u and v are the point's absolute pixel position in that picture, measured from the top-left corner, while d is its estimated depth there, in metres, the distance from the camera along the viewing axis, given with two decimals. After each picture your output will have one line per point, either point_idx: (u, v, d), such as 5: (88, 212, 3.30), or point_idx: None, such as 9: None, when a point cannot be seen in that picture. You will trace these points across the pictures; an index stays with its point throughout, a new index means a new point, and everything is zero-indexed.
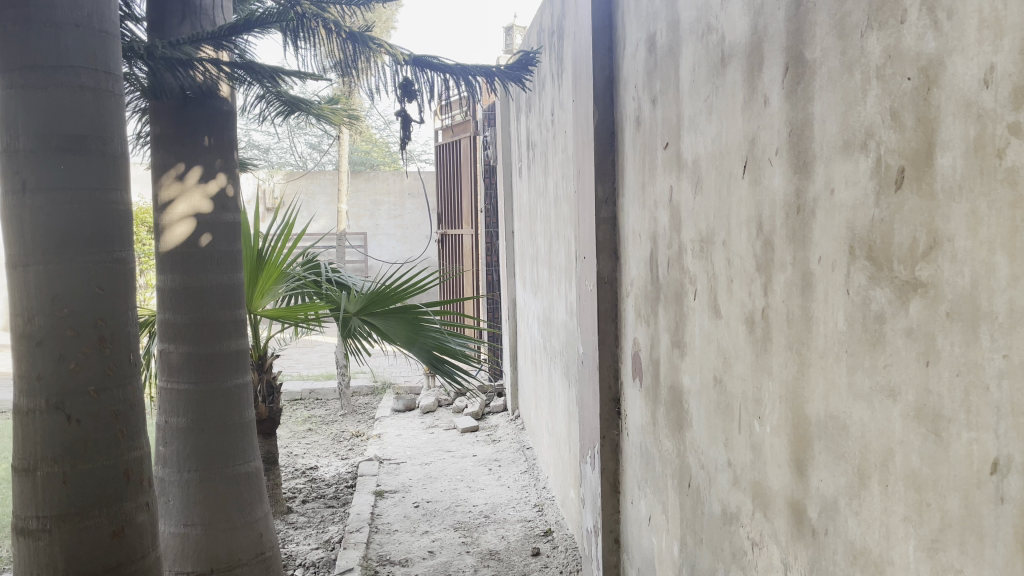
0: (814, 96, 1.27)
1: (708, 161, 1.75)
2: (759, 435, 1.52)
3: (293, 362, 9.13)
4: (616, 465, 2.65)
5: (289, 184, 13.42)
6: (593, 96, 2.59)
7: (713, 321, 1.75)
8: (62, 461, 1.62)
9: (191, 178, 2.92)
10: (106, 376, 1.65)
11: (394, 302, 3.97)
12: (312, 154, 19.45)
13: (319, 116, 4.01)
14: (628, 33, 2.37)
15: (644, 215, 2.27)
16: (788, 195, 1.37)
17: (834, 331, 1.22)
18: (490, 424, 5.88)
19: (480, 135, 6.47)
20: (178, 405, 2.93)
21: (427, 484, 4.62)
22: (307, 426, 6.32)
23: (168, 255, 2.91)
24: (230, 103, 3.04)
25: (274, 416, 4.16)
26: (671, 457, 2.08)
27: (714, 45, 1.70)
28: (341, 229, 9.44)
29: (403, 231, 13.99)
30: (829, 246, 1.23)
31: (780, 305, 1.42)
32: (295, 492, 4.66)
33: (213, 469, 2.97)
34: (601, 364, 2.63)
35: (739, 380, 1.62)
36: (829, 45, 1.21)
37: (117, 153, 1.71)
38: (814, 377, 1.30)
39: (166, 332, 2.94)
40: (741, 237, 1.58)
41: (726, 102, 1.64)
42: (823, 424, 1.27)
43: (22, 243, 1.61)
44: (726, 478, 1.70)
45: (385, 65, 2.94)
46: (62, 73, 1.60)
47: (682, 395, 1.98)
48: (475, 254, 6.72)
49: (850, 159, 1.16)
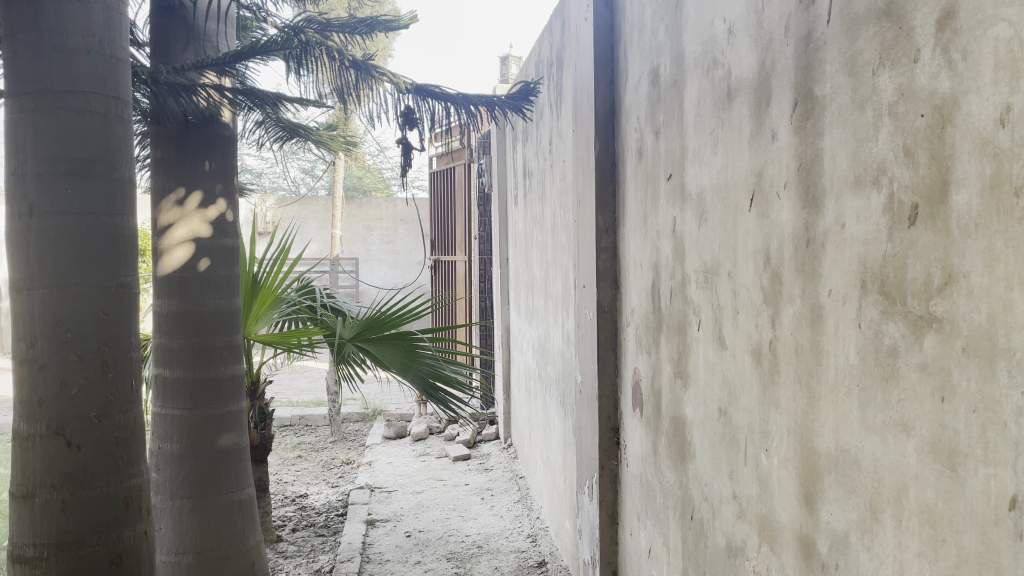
0: (824, 131, 1.28)
1: (713, 194, 1.77)
2: (766, 467, 1.52)
3: (284, 389, 9.08)
4: (614, 496, 2.63)
5: (281, 208, 13.43)
6: (595, 127, 2.61)
7: (718, 351, 1.76)
8: (62, 488, 1.60)
9: (191, 203, 2.92)
10: (108, 402, 1.64)
11: (389, 328, 3.95)
12: (305, 179, 19.50)
13: (318, 142, 4.02)
14: (630, 65, 2.40)
15: (646, 246, 2.28)
16: (797, 228, 1.38)
17: (846, 365, 1.23)
18: (481, 452, 5.84)
19: (475, 163, 6.50)
20: (172, 430, 2.91)
21: (419, 513, 4.58)
22: (297, 453, 6.27)
23: (166, 278, 2.89)
24: (231, 129, 3.05)
25: (266, 443, 4.12)
26: (673, 489, 2.07)
27: (720, 80, 1.72)
28: (334, 254, 9.45)
29: (395, 256, 14.00)
30: (840, 279, 1.24)
31: (789, 337, 1.42)
32: (285, 520, 4.61)
33: (206, 497, 2.93)
34: (600, 395, 2.63)
35: (745, 412, 1.62)
36: (840, 82, 1.23)
37: (125, 177, 1.71)
38: (824, 411, 1.30)
39: (161, 357, 2.92)
40: (748, 268, 1.59)
41: (732, 136, 1.66)
42: (834, 458, 1.27)
43: (27, 267, 1.60)
44: (731, 511, 1.69)
45: (388, 92, 2.96)
46: (73, 98, 1.60)
47: (685, 426, 1.98)
48: (468, 281, 6.73)
49: (861, 195, 1.18)
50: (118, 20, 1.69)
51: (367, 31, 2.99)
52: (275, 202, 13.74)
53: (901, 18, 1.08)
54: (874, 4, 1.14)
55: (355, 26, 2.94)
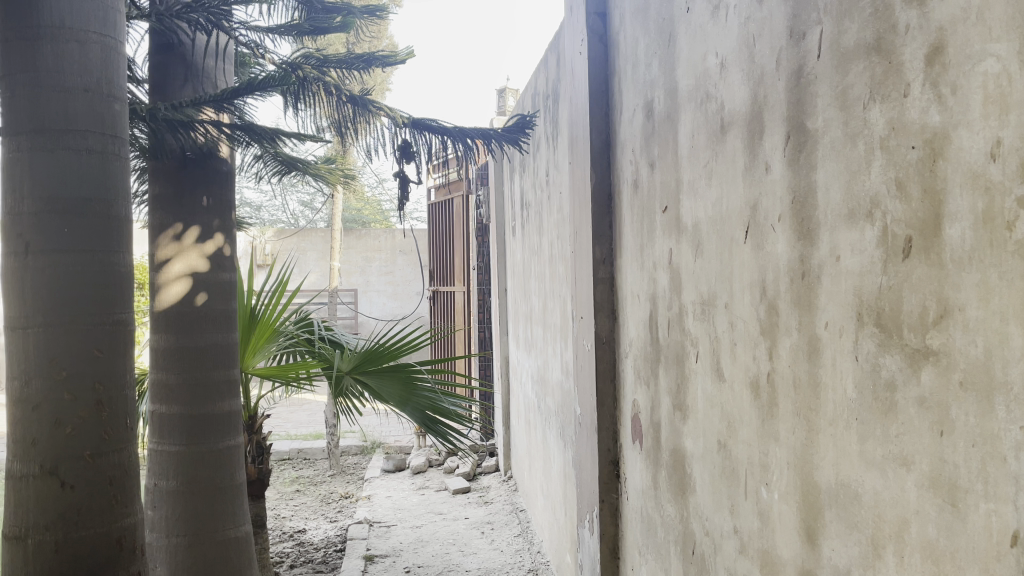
0: (817, 164, 1.29)
1: (708, 225, 1.77)
2: (767, 501, 1.51)
3: (281, 422, 9.03)
4: (615, 530, 2.60)
5: (280, 240, 13.47)
6: (590, 159, 2.62)
7: (717, 384, 1.75)
8: (55, 529, 1.58)
9: (189, 238, 2.92)
10: (102, 441, 1.62)
11: (388, 360, 3.93)
12: (304, 212, 19.55)
13: (316, 176, 4.05)
14: (625, 98, 2.42)
15: (643, 277, 2.28)
16: (792, 261, 1.38)
17: (844, 398, 1.22)
18: (481, 485, 5.80)
19: (473, 195, 6.54)
20: (168, 466, 2.89)
21: (418, 548, 4.53)
22: (295, 487, 6.22)
23: (164, 313, 2.89)
24: (229, 164, 3.06)
25: (263, 477, 4.09)
26: (674, 523, 2.05)
27: (713, 113, 1.73)
28: (332, 286, 9.45)
29: (394, 287, 14.00)
30: (835, 312, 1.24)
31: (786, 369, 1.42)
32: (283, 557, 4.57)
33: (202, 535, 2.90)
34: (600, 427, 2.61)
35: (745, 446, 1.60)
36: (831, 116, 1.24)
37: (121, 215, 1.71)
38: (823, 445, 1.29)
39: (159, 392, 2.90)
40: (745, 300, 1.59)
41: (726, 168, 1.67)
42: (834, 492, 1.26)
43: (22, 304, 1.60)
44: (733, 546, 1.67)
45: (385, 126, 3.00)
46: (70, 137, 1.61)
47: (685, 459, 1.96)
48: (467, 311, 6.73)
49: (855, 228, 1.18)
50: (116, 59, 1.71)
51: (365, 66, 3.02)
52: (274, 234, 13.79)
53: (890, 53, 1.09)
54: (863, 38, 1.15)
55: (354, 62, 2.98)
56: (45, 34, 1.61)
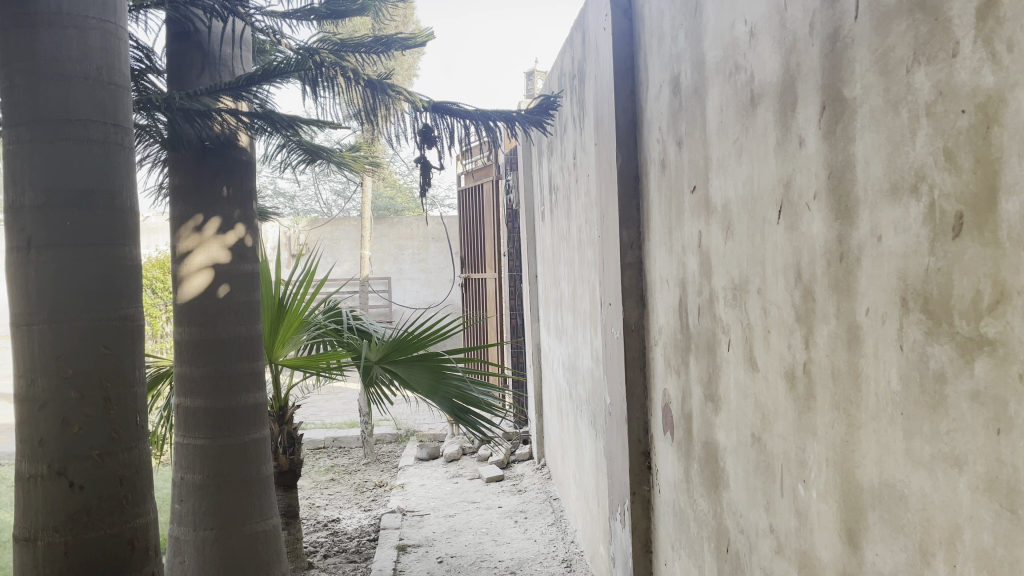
0: (855, 136, 1.18)
1: (739, 205, 1.67)
2: (804, 500, 1.41)
3: (317, 410, 9.08)
4: (647, 523, 2.52)
5: (313, 230, 13.53)
6: (616, 139, 2.52)
7: (750, 374, 1.65)
8: (64, 531, 1.54)
9: (210, 229, 2.89)
10: (111, 440, 1.58)
11: (416, 350, 3.89)
12: (337, 201, 19.62)
13: (341, 164, 4.00)
14: (650, 74, 2.31)
15: (672, 261, 2.18)
16: (829, 242, 1.28)
17: (887, 391, 1.12)
18: (515, 473, 5.74)
19: (502, 179, 6.45)
20: (194, 460, 2.86)
21: (451, 537, 4.50)
22: (330, 476, 6.23)
23: (186, 306, 2.86)
24: (248, 153, 3.01)
25: (295, 468, 4.07)
26: (707, 519, 1.95)
27: (743, 85, 1.62)
28: (364, 274, 9.44)
29: (426, 275, 13.98)
30: (877, 297, 1.14)
31: (824, 359, 1.32)
32: (316, 546, 4.58)
33: (229, 528, 2.88)
34: (630, 417, 2.52)
35: (781, 440, 1.50)
36: (870, 82, 1.13)
37: (126, 207, 1.66)
38: (865, 441, 1.19)
39: (184, 385, 2.87)
40: (779, 284, 1.48)
41: (757, 144, 1.56)
42: (877, 492, 1.16)
43: (27, 301, 1.55)
44: (769, 546, 1.58)
45: (405, 112, 2.93)
46: (71, 127, 1.56)
47: (717, 452, 1.87)
48: (498, 298, 6.66)
49: (899, 204, 1.07)
50: (117, 45, 1.65)
51: (384, 50, 2.97)
52: (306, 224, 13.85)
53: (937, 10, 0.98)
54: None
55: (372, 46, 2.94)
56: (42, 20, 1.55)
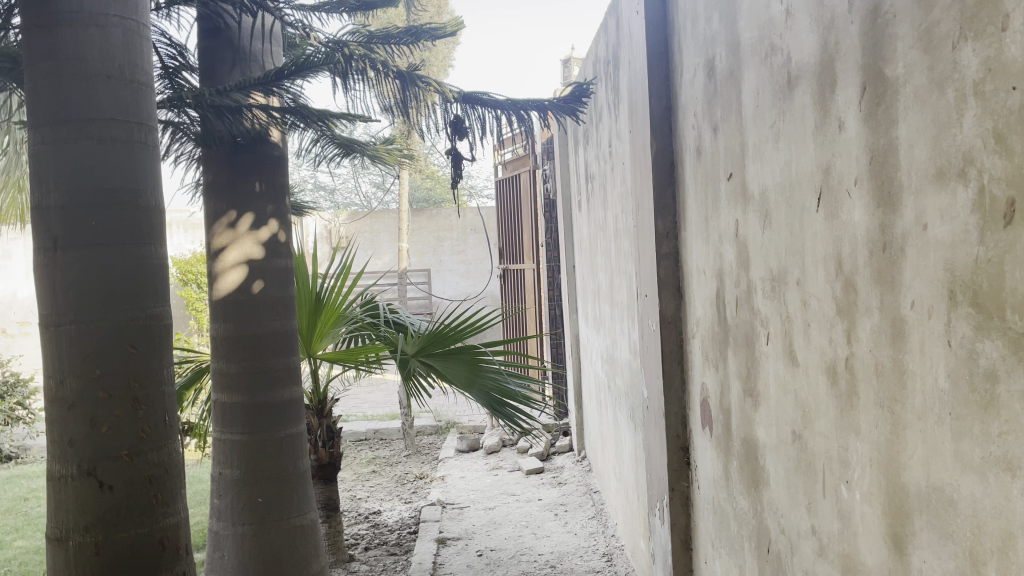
0: (898, 118, 1.11)
1: (776, 193, 1.60)
2: (848, 501, 1.34)
3: (359, 403, 9.15)
4: (687, 519, 2.46)
5: (353, 223, 13.62)
6: (650, 126, 2.46)
7: (790, 369, 1.58)
8: (95, 530, 1.54)
9: (243, 225, 2.90)
10: (140, 439, 1.58)
11: (453, 342, 3.86)
12: (376, 194, 19.72)
13: (374, 158, 3.99)
14: (684, 58, 2.24)
15: (709, 251, 2.11)
16: (871, 231, 1.21)
17: (934, 388, 1.05)
18: (555, 465, 5.71)
19: (540, 169, 6.39)
20: (232, 455, 2.88)
21: (491, 530, 4.48)
22: (371, 468, 6.28)
23: (222, 302, 2.87)
24: (280, 148, 3.01)
25: (335, 461, 4.08)
26: (748, 517, 1.89)
27: (779, 67, 1.55)
28: (402, 266, 9.46)
29: (466, 266, 13.98)
30: (923, 289, 1.07)
31: (867, 355, 1.25)
32: (358, 539, 4.61)
33: (268, 522, 2.89)
34: (667, 412, 2.46)
35: (822, 438, 1.44)
36: (913, 60, 1.06)
37: (152, 206, 1.65)
38: (911, 442, 1.12)
39: (221, 381, 2.89)
40: (819, 275, 1.41)
41: (794, 129, 1.48)
42: (924, 496, 1.09)
43: (54, 302, 1.55)
44: (811, 548, 1.51)
45: (436, 104, 2.91)
46: (94, 126, 1.55)
47: (757, 450, 1.81)
48: (537, 288, 6.61)
49: (945, 190, 1.00)
50: (140, 42, 1.64)
51: (413, 40, 2.98)
52: (347, 217, 13.95)
53: None
54: None
55: (401, 36, 2.93)
56: (63, 20, 1.55)
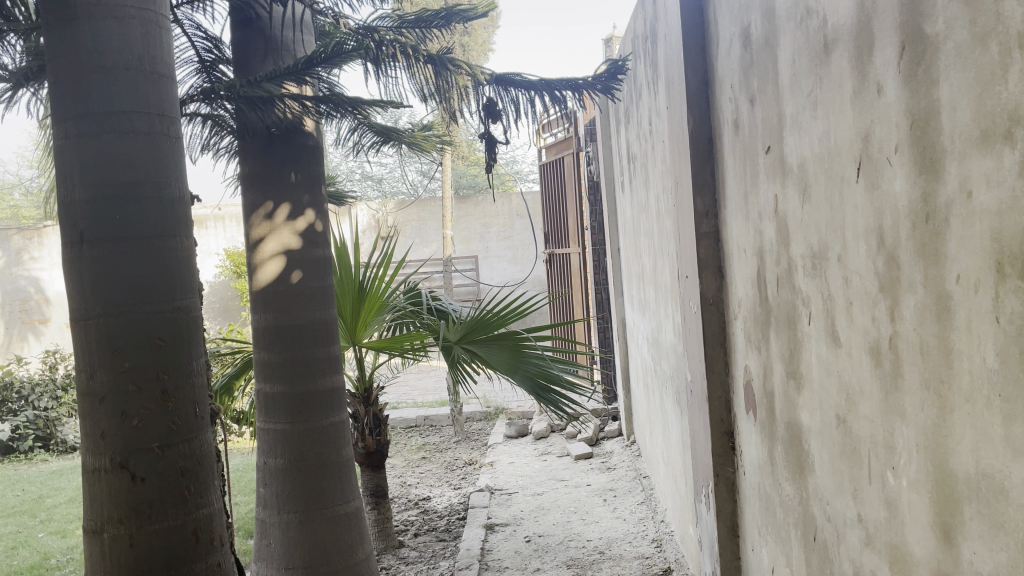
0: (939, 78, 1.03)
1: (815, 165, 1.52)
2: (894, 489, 1.27)
3: (408, 390, 9.22)
4: (733, 506, 2.40)
5: (400, 211, 13.70)
6: (688, 102, 2.37)
7: (833, 349, 1.50)
8: (129, 523, 1.55)
9: (280, 216, 2.90)
10: (171, 431, 1.59)
11: (496, 328, 3.82)
12: (423, 182, 19.80)
13: (412, 145, 3.95)
14: (720, 28, 2.15)
15: (749, 228, 2.03)
16: (913, 201, 1.13)
17: (982, 368, 0.98)
18: (604, 450, 5.66)
19: (583, 151, 6.31)
20: (276, 444, 2.90)
21: (539, 516, 4.45)
22: (421, 454, 6.32)
23: (261, 292, 2.88)
24: (315, 138, 3.00)
25: (382, 448, 4.08)
26: (794, 505, 1.82)
27: (815, 31, 1.46)
28: (448, 253, 9.46)
29: (513, 252, 13.95)
30: (969, 262, 0.99)
31: (911, 334, 1.17)
32: (407, 525, 4.63)
33: (312, 510, 2.91)
34: (711, 396, 2.39)
35: (867, 423, 1.36)
36: (954, 14, 0.98)
37: (175, 198, 1.65)
38: (959, 426, 1.05)
39: (263, 372, 2.91)
40: (860, 250, 1.33)
41: (832, 96, 1.40)
42: (974, 484, 1.02)
43: (81, 296, 1.55)
44: (858, 537, 1.44)
45: (469, 87, 2.85)
46: (115, 119, 1.55)
47: (802, 434, 1.73)
48: (583, 272, 6.55)
49: (990, 154, 0.92)
50: (158, 33, 1.63)
51: (444, 23, 2.90)
52: (394, 206, 14.04)
53: None
54: None
55: (432, 19, 2.87)
56: (81, 13, 1.55)
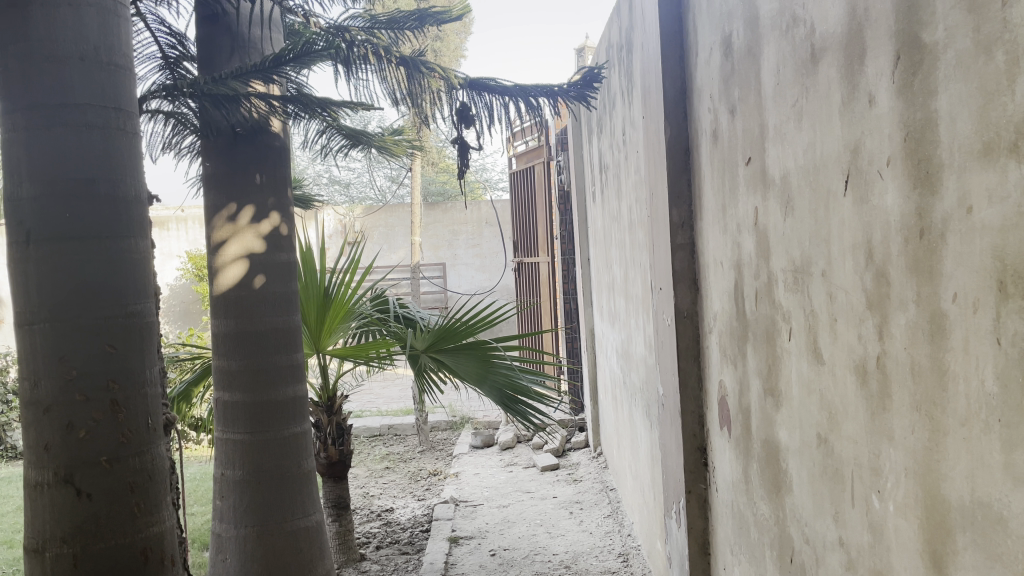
0: (937, 88, 0.99)
1: (799, 177, 1.48)
2: (879, 513, 1.23)
3: (372, 398, 9.10)
4: (704, 523, 2.35)
5: (368, 217, 13.56)
6: (665, 112, 2.34)
7: (814, 367, 1.46)
8: (72, 541, 1.46)
9: (244, 218, 2.81)
10: (120, 445, 1.50)
11: (464, 337, 3.75)
12: (391, 187, 19.67)
13: (382, 149, 3.87)
14: (700, 37, 2.11)
15: (726, 241, 1.99)
16: (906, 216, 1.09)
17: (980, 392, 0.94)
18: (571, 462, 5.61)
19: (554, 159, 6.28)
20: (234, 456, 2.80)
21: (505, 529, 4.37)
22: (385, 464, 6.21)
23: (222, 297, 2.78)
24: (282, 139, 2.91)
25: (344, 459, 3.98)
26: (769, 524, 1.78)
27: (802, 40, 1.42)
28: (415, 259, 9.37)
29: (481, 260, 13.87)
30: (967, 280, 0.95)
31: (900, 352, 1.13)
32: (369, 537, 4.53)
33: (271, 524, 2.81)
34: (683, 410, 2.35)
35: (850, 443, 1.32)
36: (956, 21, 0.94)
37: (131, 197, 1.55)
38: (952, 450, 1.01)
39: (223, 380, 2.80)
40: (846, 265, 1.29)
41: (819, 106, 1.36)
42: (967, 511, 0.98)
43: (28, 298, 1.46)
44: (838, 561, 1.40)
45: (442, 90, 2.78)
46: (68, 112, 1.46)
47: (779, 452, 1.69)
48: (552, 282, 6.51)
49: (993, 168, 0.88)
50: (116, 23, 1.54)
51: (417, 25, 2.85)
52: (362, 211, 13.91)
53: None
54: None
55: (405, 21, 2.81)
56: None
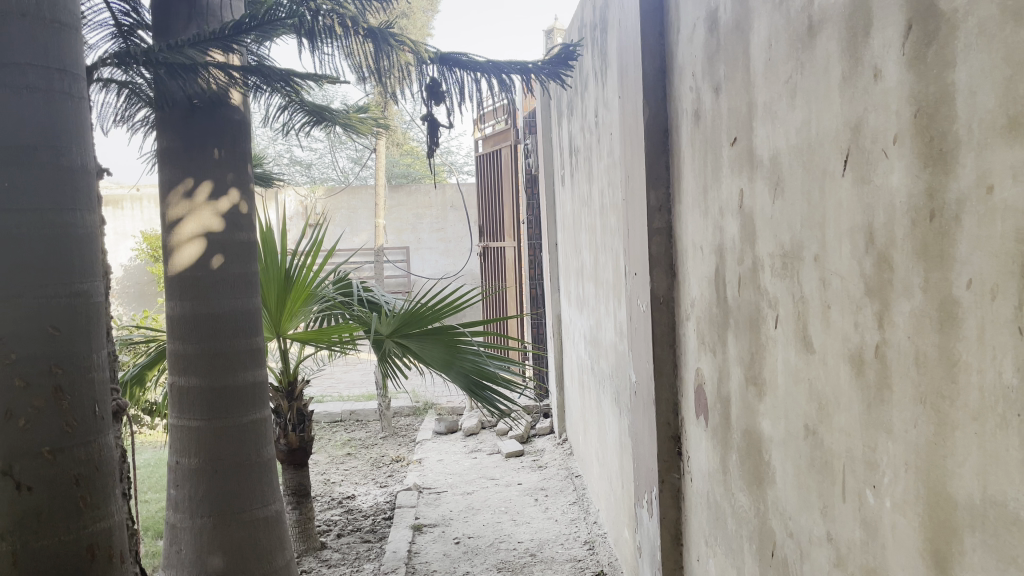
0: (954, 60, 0.93)
1: (790, 158, 1.42)
2: (874, 509, 1.18)
3: (334, 383, 8.97)
4: (677, 514, 2.31)
5: (330, 198, 13.34)
6: (644, 92, 2.26)
7: (803, 356, 1.40)
8: (12, 538, 1.35)
9: (201, 194, 2.67)
10: (64, 435, 1.38)
11: (430, 322, 3.65)
12: (354, 169, 19.40)
13: (347, 126, 3.72)
14: (683, 13, 2.04)
15: (707, 225, 1.93)
16: (913, 197, 1.02)
17: (996, 384, 0.88)
18: (536, 448, 5.56)
19: (522, 142, 6.18)
20: (190, 442, 2.68)
21: (469, 517, 4.30)
22: (346, 450, 6.10)
23: (178, 278, 2.65)
24: (242, 112, 2.77)
25: (305, 445, 3.87)
26: (748, 516, 1.73)
27: (797, 12, 1.36)
28: (379, 242, 9.23)
29: (445, 244, 13.75)
30: (984, 265, 0.89)
31: (903, 342, 1.07)
32: (330, 525, 4.42)
33: (228, 513, 2.70)
34: (658, 399, 2.29)
35: (842, 436, 1.27)
36: None
37: (76, 168, 1.43)
38: (961, 445, 0.95)
39: (179, 364, 2.68)
40: (843, 250, 1.23)
41: (815, 83, 1.30)
42: (978, 509, 0.92)
43: None
44: (826, 557, 1.35)
45: (411, 64, 2.67)
46: (6, 72, 1.34)
47: (761, 443, 1.64)
48: (518, 266, 6.43)
49: (1019, 144, 0.82)
50: None
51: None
52: (324, 193, 13.68)
53: None
54: None
55: None
56: None
